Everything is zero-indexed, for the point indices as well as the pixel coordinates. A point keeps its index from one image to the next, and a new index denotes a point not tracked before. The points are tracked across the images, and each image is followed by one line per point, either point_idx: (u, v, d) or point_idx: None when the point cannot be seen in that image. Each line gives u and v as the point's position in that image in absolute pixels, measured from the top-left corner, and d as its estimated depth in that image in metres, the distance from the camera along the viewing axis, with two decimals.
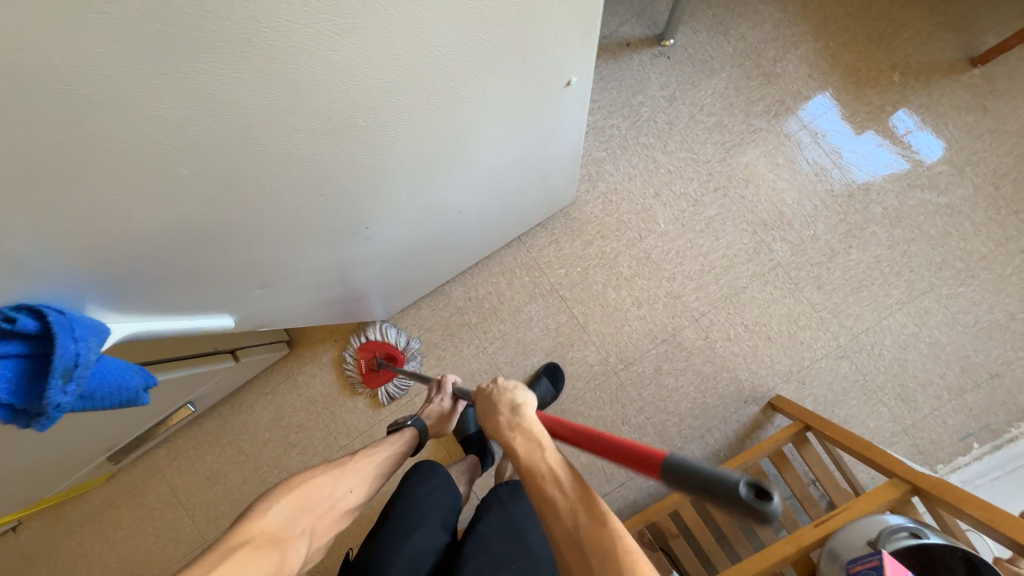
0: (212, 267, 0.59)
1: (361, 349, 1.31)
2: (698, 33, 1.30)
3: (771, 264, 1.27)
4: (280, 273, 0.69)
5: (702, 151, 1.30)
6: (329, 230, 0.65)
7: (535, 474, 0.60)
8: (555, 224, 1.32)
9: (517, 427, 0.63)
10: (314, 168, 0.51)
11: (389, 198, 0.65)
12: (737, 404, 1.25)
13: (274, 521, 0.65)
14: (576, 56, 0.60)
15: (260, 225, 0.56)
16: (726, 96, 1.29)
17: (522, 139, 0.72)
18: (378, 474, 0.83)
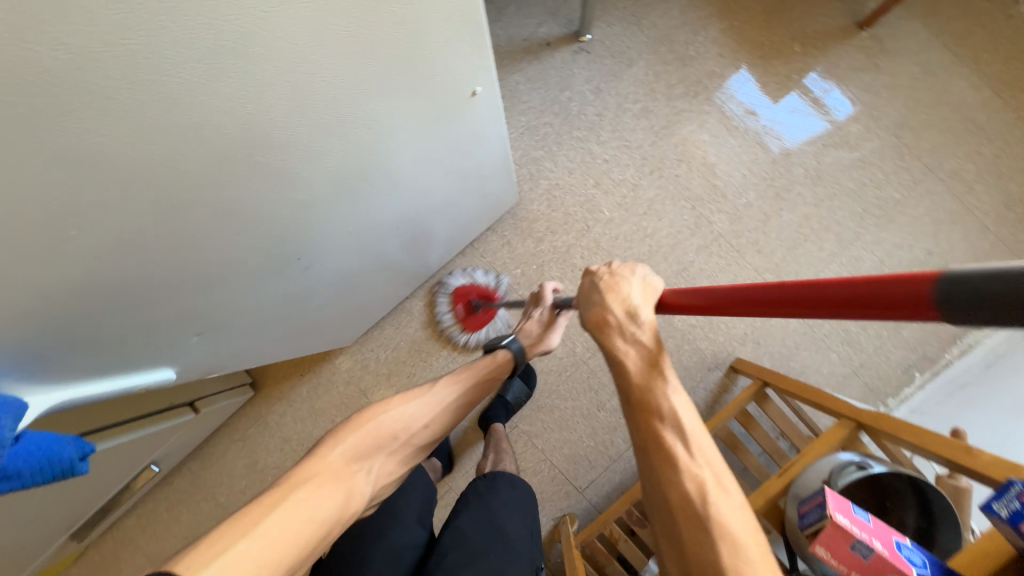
0: (137, 321, 0.57)
1: (454, 297, 1.30)
2: (612, 26, 1.36)
3: (713, 236, 1.33)
4: (217, 316, 0.68)
5: (633, 137, 1.35)
6: (259, 267, 0.64)
7: (654, 410, 0.56)
8: (505, 225, 1.35)
9: (634, 341, 0.59)
10: (225, 209, 0.51)
11: (317, 228, 0.65)
12: (702, 373, 1.31)
13: (340, 458, 0.64)
14: (474, 66, 0.63)
15: (181, 274, 0.55)
16: (647, 82, 1.35)
17: (445, 151, 0.74)
18: (455, 406, 0.82)
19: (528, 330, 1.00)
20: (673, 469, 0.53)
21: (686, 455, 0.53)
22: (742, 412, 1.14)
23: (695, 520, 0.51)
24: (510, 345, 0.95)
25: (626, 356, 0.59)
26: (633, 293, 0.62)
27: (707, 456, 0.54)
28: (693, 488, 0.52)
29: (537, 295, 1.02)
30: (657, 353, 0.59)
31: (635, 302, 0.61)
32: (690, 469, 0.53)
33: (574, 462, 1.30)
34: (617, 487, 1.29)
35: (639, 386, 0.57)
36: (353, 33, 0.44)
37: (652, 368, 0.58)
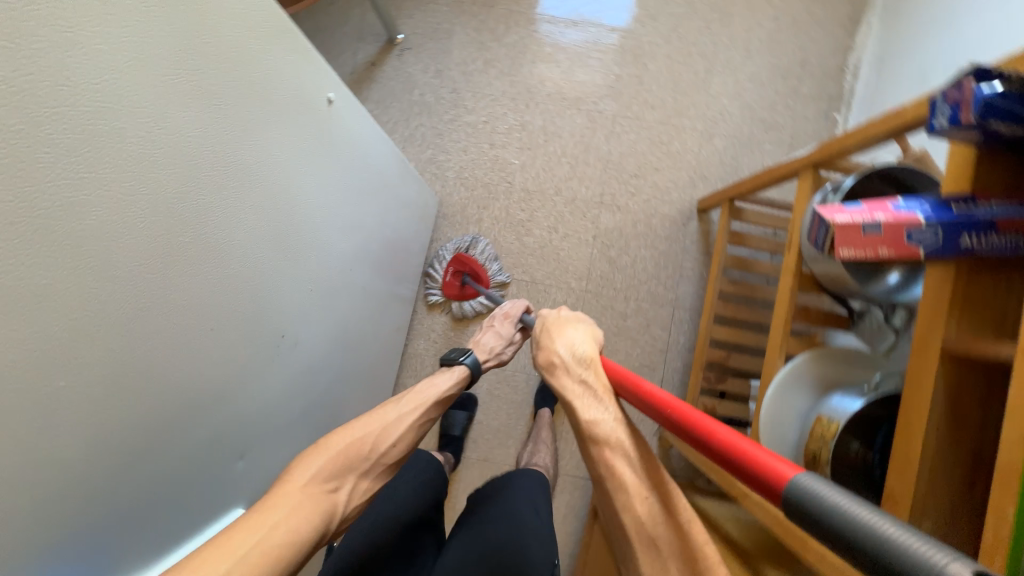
0: (179, 468, 0.59)
1: (455, 259, 1.32)
2: (414, 15, 1.41)
3: (610, 121, 1.40)
4: (253, 432, 0.69)
5: (493, 88, 1.40)
6: (250, 361, 0.65)
7: (602, 438, 0.63)
8: (444, 229, 1.38)
9: (580, 393, 0.67)
10: (182, 309, 0.54)
11: (281, 291, 0.67)
12: (681, 231, 1.38)
13: (310, 482, 0.64)
14: (313, 72, 0.67)
15: (181, 399, 0.56)
16: (473, 39, 1.41)
17: (342, 166, 0.76)
18: (423, 419, 0.83)
19: (485, 342, 0.98)
20: (627, 495, 0.60)
21: (637, 479, 0.61)
22: (731, 235, 1.21)
23: (649, 541, 0.58)
24: (466, 360, 0.93)
25: (579, 406, 0.66)
26: (576, 346, 0.72)
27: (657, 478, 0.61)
28: (644, 513, 0.59)
29: (506, 310, 1.03)
30: (604, 399, 0.67)
31: (577, 351, 0.71)
32: (639, 492, 0.60)
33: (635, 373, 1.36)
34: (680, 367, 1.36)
35: (590, 425, 0.65)
36: (172, 73, 0.48)
37: (608, 407, 0.66)
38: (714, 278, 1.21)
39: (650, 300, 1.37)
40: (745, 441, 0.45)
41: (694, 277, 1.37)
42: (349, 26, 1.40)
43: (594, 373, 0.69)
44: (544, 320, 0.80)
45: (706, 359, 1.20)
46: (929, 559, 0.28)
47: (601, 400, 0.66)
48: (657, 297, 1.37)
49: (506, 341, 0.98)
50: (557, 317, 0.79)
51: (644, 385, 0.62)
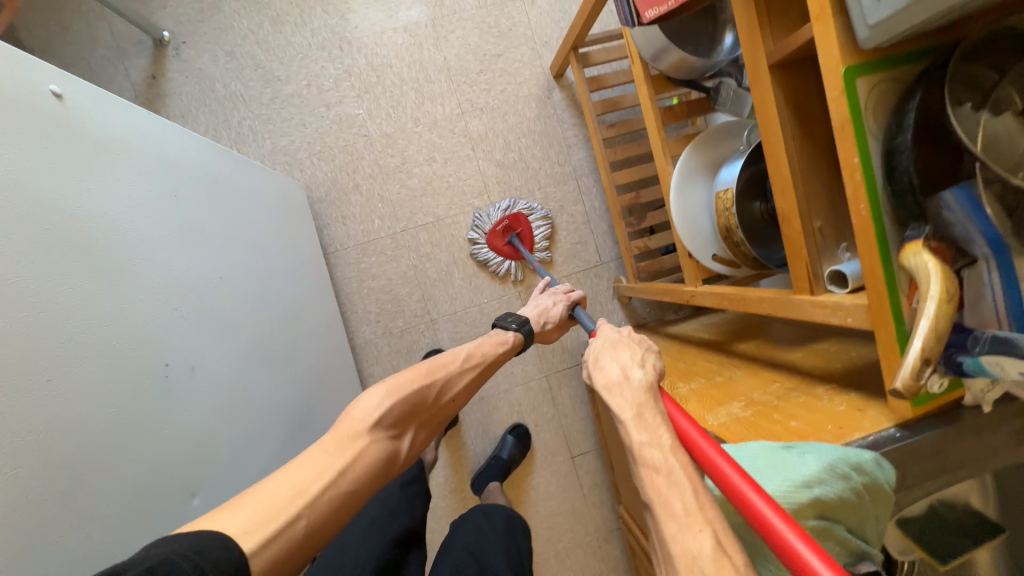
0: (140, 519, 0.53)
1: (516, 216, 1.31)
2: (167, 3, 1.21)
3: (431, 27, 1.31)
4: (210, 461, 0.63)
5: (297, 46, 1.26)
6: (152, 401, 0.57)
7: (656, 463, 0.48)
8: (326, 212, 1.29)
9: (632, 418, 0.53)
10: (19, 360, 0.45)
11: (138, 324, 0.58)
12: (549, 104, 1.36)
13: (384, 415, 0.63)
14: (18, 61, 0.53)
15: (90, 449, 0.49)
16: (247, 1, 1.24)
17: (127, 169, 0.63)
18: (474, 387, 0.81)
19: (541, 309, 0.98)
20: (677, 523, 0.43)
21: (695, 504, 0.44)
22: (589, 82, 1.21)
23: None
24: (520, 327, 0.92)
25: (629, 425, 0.52)
26: (630, 368, 0.59)
27: (714, 513, 0.43)
28: (698, 549, 0.41)
29: (564, 292, 1.01)
30: (658, 423, 0.51)
31: (631, 373, 0.59)
32: (694, 524, 0.43)
33: (572, 254, 1.39)
34: (605, 230, 1.40)
35: (636, 449, 0.50)
36: None
37: (664, 427, 0.51)
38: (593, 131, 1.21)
39: (552, 183, 1.38)
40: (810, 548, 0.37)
41: (580, 143, 1.38)
42: (100, 46, 1.19)
43: (648, 399, 0.55)
44: (604, 338, 0.68)
45: (620, 207, 1.23)
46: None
47: (655, 424, 0.51)
48: (557, 177, 1.38)
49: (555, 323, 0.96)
50: (615, 338, 0.67)
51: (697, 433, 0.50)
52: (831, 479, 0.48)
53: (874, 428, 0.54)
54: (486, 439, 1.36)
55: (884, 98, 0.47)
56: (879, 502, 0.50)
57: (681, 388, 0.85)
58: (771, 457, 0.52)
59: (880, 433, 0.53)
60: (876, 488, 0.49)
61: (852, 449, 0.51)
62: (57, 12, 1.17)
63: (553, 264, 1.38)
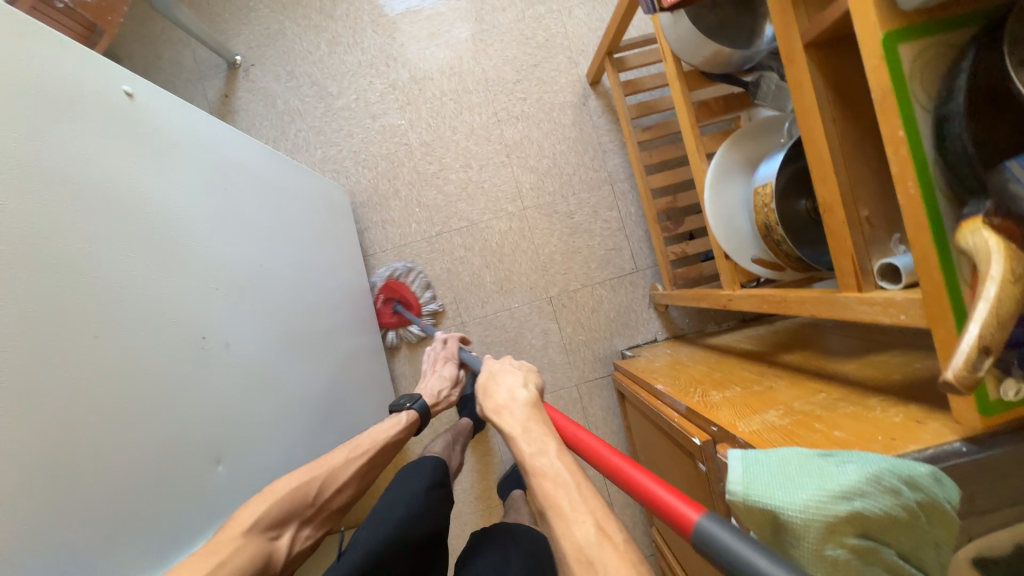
0: (164, 479, 0.57)
1: (384, 287, 1.31)
2: (241, 31, 1.36)
3: (471, 41, 1.37)
4: (235, 434, 0.67)
5: (348, 63, 1.37)
6: (187, 369, 0.62)
7: (542, 470, 0.53)
8: (367, 216, 1.36)
9: (521, 433, 0.58)
10: (71, 319, 0.51)
11: (179, 298, 0.63)
12: (585, 110, 1.37)
13: (255, 521, 0.63)
14: (94, 65, 0.61)
15: (127, 408, 0.54)
16: (307, 26, 1.37)
17: (184, 163, 0.71)
18: (365, 477, 0.79)
19: (429, 386, 0.99)
20: (567, 519, 0.48)
21: (579, 499, 0.50)
22: (624, 86, 1.20)
23: (590, 565, 0.45)
24: (412, 405, 0.91)
25: (518, 441, 0.57)
26: (516, 389, 0.66)
27: (596, 503, 0.49)
28: (584, 538, 0.47)
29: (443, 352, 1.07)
30: (542, 435, 0.58)
31: (517, 394, 0.65)
32: (579, 515, 0.48)
33: (605, 260, 1.36)
34: (641, 236, 1.36)
35: (527, 461, 0.55)
36: None
37: (549, 437, 0.57)
38: (627, 134, 1.20)
39: (586, 188, 1.37)
40: (671, 495, 0.45)
41: (616, 148, 1.36)
42: (185, 70, 1.35)
43: (535, 413, 0.61)
44: (488, 369, 0.73)
45: (655, 211, 1.19)
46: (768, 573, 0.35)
47: (541, 436, 0.57)
48: (591, 182, 1.37)
49: (451, 382, 1.01)
50: (500, 368, 0.73)
51: (591, 439, 0.57)
52: (875, 492, 0.42)
53: (935, 441, 0.46)
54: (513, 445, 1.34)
55: (933, 66, 0.43)
56: (939, 526, 0.43)
57: (713, 395, 0.79)
58: (804, 462, 0.46)
59: (942, 446, 0.46)
60: (934, 509, 0.42)
61: (904, 461, 0.44)
62: (153, 43, 1.35)
63: (585, 270, 1.36)
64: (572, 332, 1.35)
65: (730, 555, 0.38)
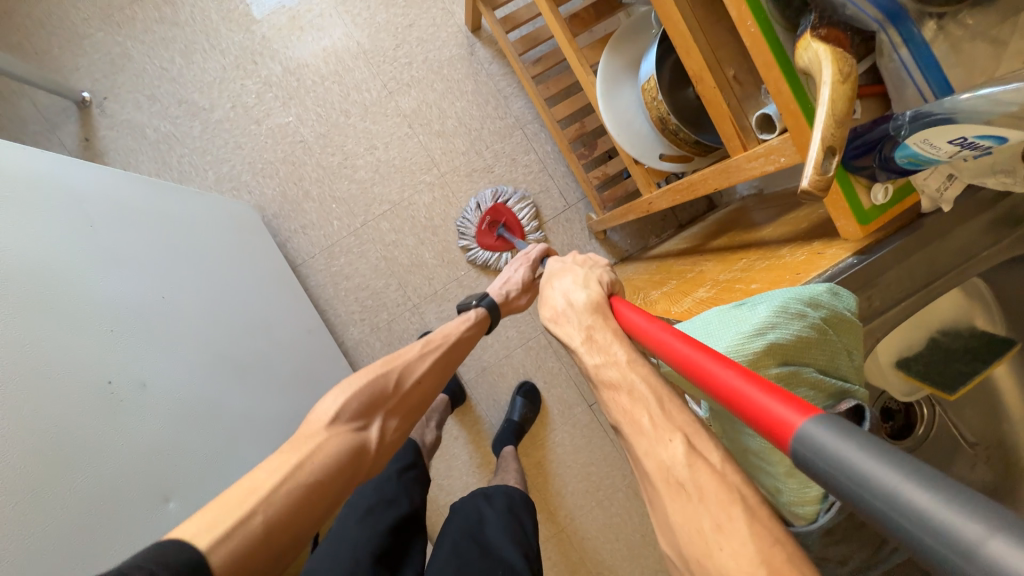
0: (96, 530, 0.55)
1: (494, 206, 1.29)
2: (79, 63, 1.22)
3: (337, 16, 1.29)
4: (179, 468, 0.65)
5: (212, 71, 1.26)
6: (100, 422, 0.59)
7: (613, 381, 0.46)
8: (284, 226, 1.29)
9: (583, 343, 0.52)
10: None
11: (74, 350, 0.59)
12: (475, 59, 1.32)
13: (340, 408, 0.63)
14: None
15: (23, 469, 0.51)
16: (153, 41, 1.24)
17: (36, 210, 0.63)
18: (441, 372, 0.77)
19: (508, 280, 0.91)
20: (648, 438, 0.40)
21: (663, 415, 0.41)
22: (502, 22, 1.16)
23: (682, 489, 0.37)
24: (480, 303, 0.88)
25: (581, 351, 0.51)
26: (574, 296, 0.58)
27: (685, 418, 0.40)
28: (671, 458, 0.38)
29: (525, 253, 0.94)
30: (609, 342, 0.50)
31: (574, 298, 0.58)
32: (662, 434, 0.40)
33: (537, 205, 1.36)
34: (564, 171, 1.36)
35: (594, 373, 0.49)
36: None
37: (616, 344, 0.49)
38: (519, 72, 1.17)
39: (498, 138, 1.34)
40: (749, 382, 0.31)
41: (517, 90, 1.34)
42: (29, 122, 1.20)
43: (598, 319, 0.53)
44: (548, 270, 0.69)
45: (568, 140, 1.18)
46: (897, 493, 0.20)
47: (608, 344, 0.49)
48: (502, 130, 1.34)
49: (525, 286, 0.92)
50: (559, 267, 0.67)
51: (651, 327, 0.44)
52: (785, 321, 0.44)
53: (833, 262, 0.49)
54: (498, 407, 1.35)
55: None
56: (848, 334, 0.46)
57: (654, 293, 0.82)
58: (722, 317, 0.48)
59: (838, 264, 0.49)
60: (840, 320, 0.45)
61: (806, 287, 0.47)
62: None
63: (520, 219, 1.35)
64: None
65: (843, 466, 0.23)
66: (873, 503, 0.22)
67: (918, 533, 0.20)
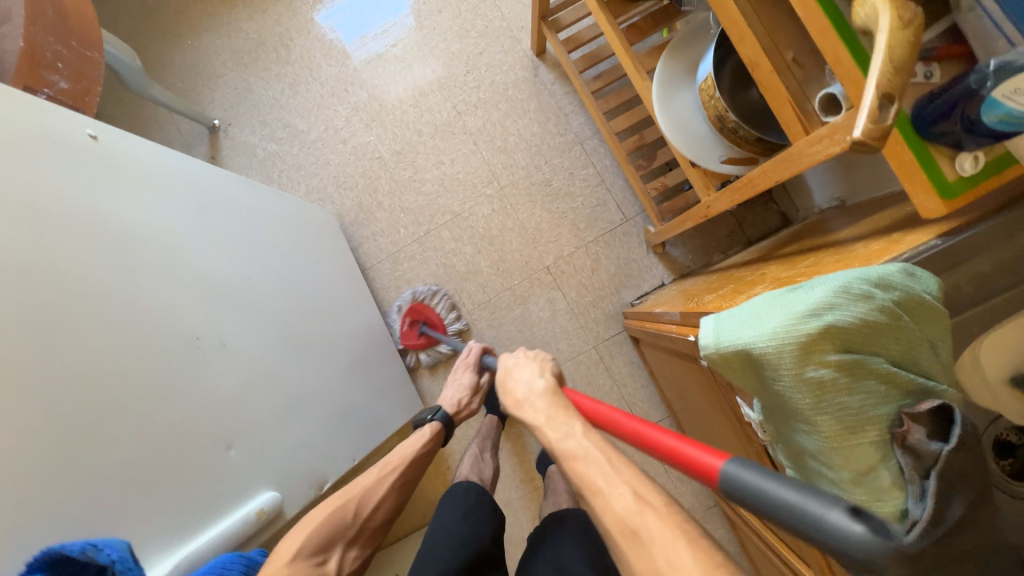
0: (168, 461, 0.62)
1: (410, 309, 1.33)
2: (214, 97, 1.49)
3: (417, 49, 1.44)
4: (244, 419, 0.73)
5: (311, 99, 1.46)
6: (187, 368, 0.67)
7: (575, 452, 0.50)
8: (358, 233, 1.42)
9: (546, 421, 0.55)
10: (71, 331, 0.56)
11: (174, 304, 0.68)
12: (538, 80, 1.39)
13: (302, 547, 0.68)
14: (53, 109, 0.64)
15: (123, 396, 0.59)
16: (269, 77, 1.48)
17: (164, 193, 0.74)
18: (399, 492, 0.84)
19: (450, 396, 1.01)
20: (603, 496, 0.46)
21: (614, 471, 0.47)
22: (564, 42, 1.22)
23: (635, 537, 0.43)
24: (435, 417, 0.96)
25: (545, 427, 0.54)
26: (534, 381, 0.62)
27: (632, 473, 0.47)
28: (624, 509, 0.44)
29: (466, 359, 1.06)
30: (570, 418, 0.54)
31: (535, 383, 0.61)
32: (615, 488, 0.46)
33: (593, 218, 1.36)
34: (622, 185, 1.36)
35: (555, 446, 0.52)
36: None
37: (576, 420, 0.53)
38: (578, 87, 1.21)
39: (556, 154, 1.38)
40: (689, 445, 0.43)
41: (577, 108, 1.38)
42: (174, 143, 1.48)
43: (557, 399, 0.57)
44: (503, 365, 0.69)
45: (626, 152, 1.18)
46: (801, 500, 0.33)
47: (566, 420, 0.54)
48: (560, 146, 1.38)
49: (474, 391, 1.01)
50: (514, 361, 0.68)
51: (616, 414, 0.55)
52: (847, 302, 0.39)
53: (912, 244, 0.43)
54: None
55: None
56: (928, 321, 0.40)
57: (708, 298, 0.78)
58: (772, 300, 0.44)
59: (919, 247, 0.42)
60: (917, 304, 0.39)
61: (874, 267, 0.42)
62: (142, 127, 1.49)
63: (575, 232, 1.36)
64: (578, 295, 1.35)
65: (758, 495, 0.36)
66: (787, 517, 0.33)
67: (815, 524, 0.31)
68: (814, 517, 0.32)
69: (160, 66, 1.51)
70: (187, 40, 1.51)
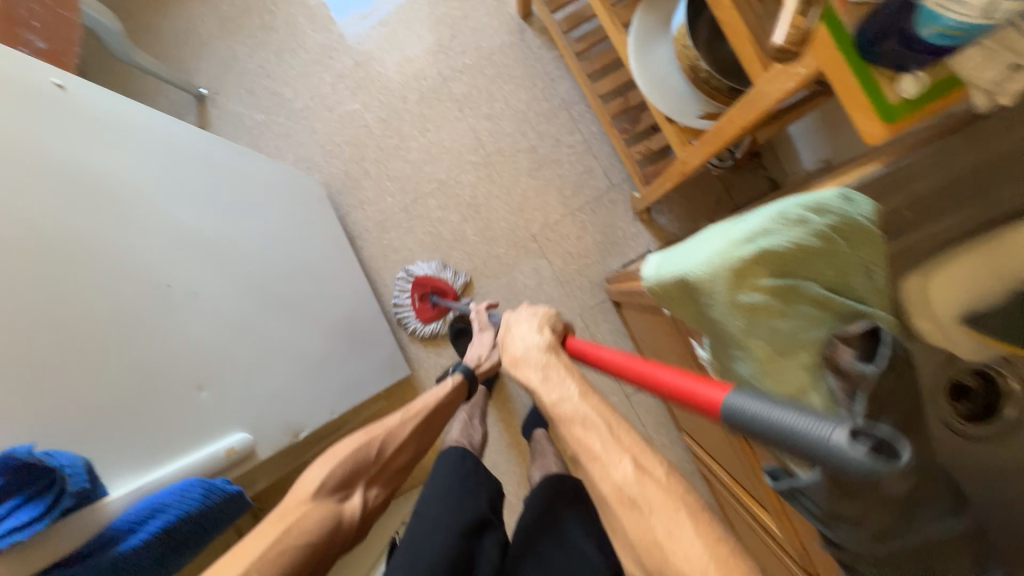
0: (138, 397, 0.66)
1: (415, 283, 1.33)
2: (200, 65, 1.48)
3: (401, 13, 1.42)
4: (216, 365, 0.76)
5: (297, 67, 1.45)
6: (157, 313, 0.69)
7: (570, 417, 0.51)
8: (345, 202, 1.42)
9: (540, 381, 0.56)
10: (36, 271, 0.59)
11: (143, 252, 0.70)
12: (524, 44, 1.37)
13: (324, 480, 0.70)
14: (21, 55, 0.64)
15: (89, 334, 0.62)
16: (254, 44, 1.47)
17: (138, 146, 0.75)
18: (421, 435, 0.86)
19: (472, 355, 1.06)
20: (601, 461, 0.47)
21: (613, 439, 0.48)
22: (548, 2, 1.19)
23: (633, 506, 0.45)
24: (456, 371, 0.99)
25: (539, 389, 0.55)
26: (531, 337, 0.62)
27: (632, 442, 0.48)
28: (623, 479, 0.46)
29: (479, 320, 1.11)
30: (562, 378, 0.55)
31: (530, 339, 0.61)
32: (614, 455, 0.47)
33: (579, 185, 1.35)
34: (608, 151, 1.34)
35: (551, 408, 0.53)
36: None
37: (570, 381, 0.54)
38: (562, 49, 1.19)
39: (543, 120, 1.36)
40: (691, 381, 0.41)
41: (564, 73, 1.35)
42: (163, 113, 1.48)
43: (552, 359, 0.58)
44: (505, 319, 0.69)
45: (610, 116, 1.16)
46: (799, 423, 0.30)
47: (561, 380, 0.54)
48: (546, 112, 1.36)
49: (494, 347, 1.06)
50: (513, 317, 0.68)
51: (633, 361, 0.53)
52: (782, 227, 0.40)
53: None
54: None
55: None
56: (862, 246, 0.40)
57: None
58: (718, 229, 0.44)
59: None
60: (851, 228, 0.39)
61: (814, 193, 0.41)
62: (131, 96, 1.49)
63: (561, 199, 1.35)
64: (563, 263, 1.35)
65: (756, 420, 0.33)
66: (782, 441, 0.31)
67: (811, 447, 0.29)
68: (810, 441, 0.29)
69: (146, 34, 1.50)
70: (173, 8, 1.50)
